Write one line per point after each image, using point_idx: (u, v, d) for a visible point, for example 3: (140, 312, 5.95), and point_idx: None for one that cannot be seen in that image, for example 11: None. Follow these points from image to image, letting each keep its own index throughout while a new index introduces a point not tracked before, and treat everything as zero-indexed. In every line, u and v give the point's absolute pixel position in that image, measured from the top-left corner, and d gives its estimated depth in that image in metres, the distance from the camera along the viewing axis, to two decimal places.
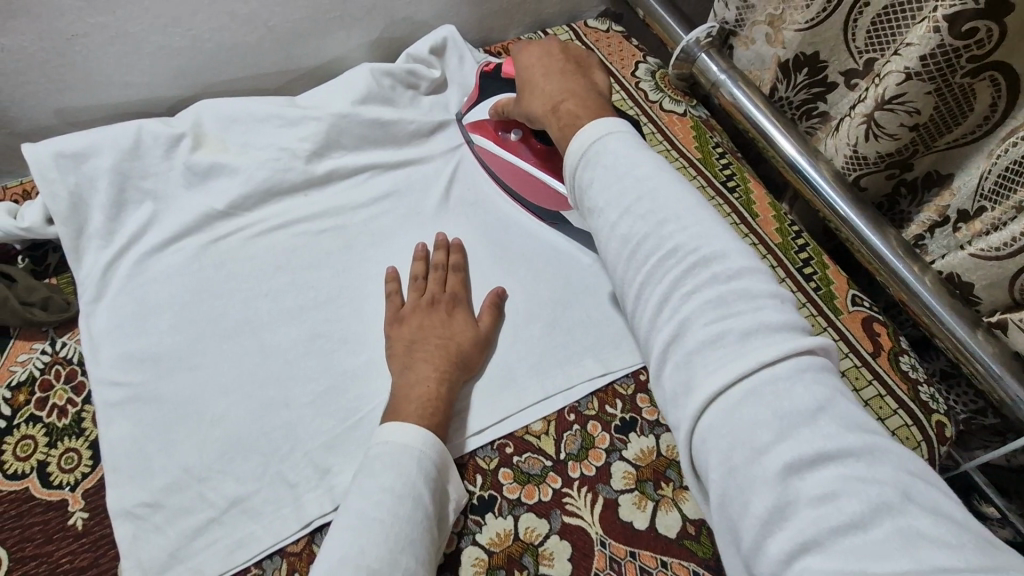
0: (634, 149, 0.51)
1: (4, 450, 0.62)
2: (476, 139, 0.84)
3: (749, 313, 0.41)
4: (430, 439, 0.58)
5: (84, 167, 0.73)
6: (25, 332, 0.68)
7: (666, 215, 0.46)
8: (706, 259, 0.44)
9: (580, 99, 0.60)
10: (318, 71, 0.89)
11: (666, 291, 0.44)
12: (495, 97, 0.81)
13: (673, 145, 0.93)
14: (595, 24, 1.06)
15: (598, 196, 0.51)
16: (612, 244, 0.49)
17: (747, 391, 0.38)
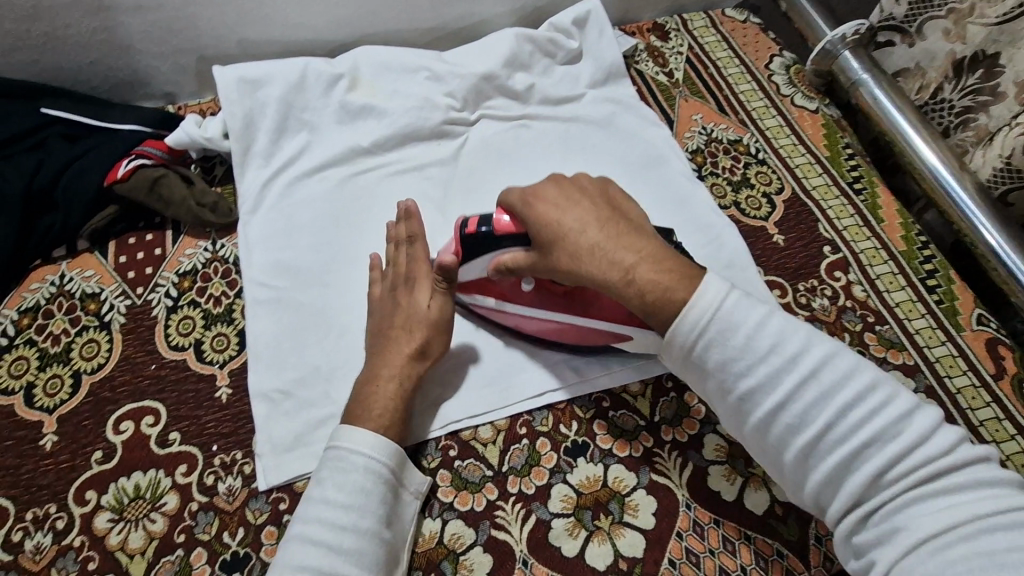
0: (754, 308, 0.52)
1: (169, 325, 0.71)
2: (472, 300, 0.71)
3: (913, 512, 0.45)
4: (378, 438, 0.57)
5: (258, 93, 0.82)
6: (193, 230, 0.78)
7: (827, 418, 0.48)
8: (864, 409, 0.48)
9: (646, 259, 0.57)
10: (463, 32, 0.95)
11: (832, 465, 0.48)
12: (487, 255, 0.64)
13: (801, 141, 0.91)
14: (732, 13, 1.06)
15: (720, 352, 0.52)
16: (760, 413, 0.51)
17: (922, 556, 0.43)
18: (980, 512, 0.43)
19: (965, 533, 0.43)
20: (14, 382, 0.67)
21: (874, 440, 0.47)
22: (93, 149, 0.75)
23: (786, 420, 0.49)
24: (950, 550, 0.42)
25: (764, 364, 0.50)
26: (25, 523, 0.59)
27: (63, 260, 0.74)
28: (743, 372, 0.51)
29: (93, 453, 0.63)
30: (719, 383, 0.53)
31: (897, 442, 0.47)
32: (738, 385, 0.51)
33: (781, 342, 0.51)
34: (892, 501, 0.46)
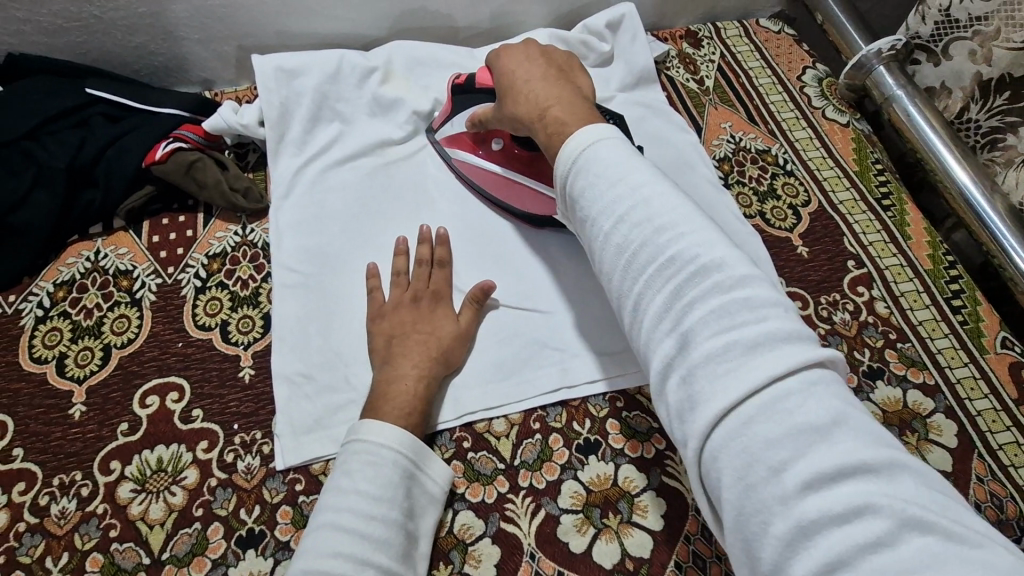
0: (621, 155, 0.51)
1: (197, 305, 0.73)
2: (454, 154, 0.82)
3: (732, 375, 0.41)
4: (406, 434, 0.58)
5: (294, 83, 0.83)
6: (224, 213, 0.79)
7: (667, 256, 0.46)
8: (694, 251, 0.45)
9: (557, 104, 0.60)
10: (496, 31, 0.96)
11: (671, 310, 0.45)
12: (470, 108, 0.80)
13: (830, 153, 0.91)
14: (766, 24, 1.06)
15: (583, 181, 0.52)
16: (613, 249, 0.49)
17: (732, 426, 0.40)
18: (795, 391, 0.39)
19: (796, 423, 0.38)
20: (47, 351, 0.69)
21: (722, 295, 0.43)
22: (134, 130, 0.77)
23: (627, 255, 0.48)
24: (761, 429, 0.39)
25: (616, 195, 0.49)
26: (51, 488, 0.61)
27: (98, 237, 0.76)
28: (596, 200, 0.50)
29: (119, 425, 0.65)
30: (585, 223, 0.52)
31: (744, 308, 0.43)
32: (588, 212, 0.51)
33: (638, 180, 0.49)
34: (722, 358, 0.41)
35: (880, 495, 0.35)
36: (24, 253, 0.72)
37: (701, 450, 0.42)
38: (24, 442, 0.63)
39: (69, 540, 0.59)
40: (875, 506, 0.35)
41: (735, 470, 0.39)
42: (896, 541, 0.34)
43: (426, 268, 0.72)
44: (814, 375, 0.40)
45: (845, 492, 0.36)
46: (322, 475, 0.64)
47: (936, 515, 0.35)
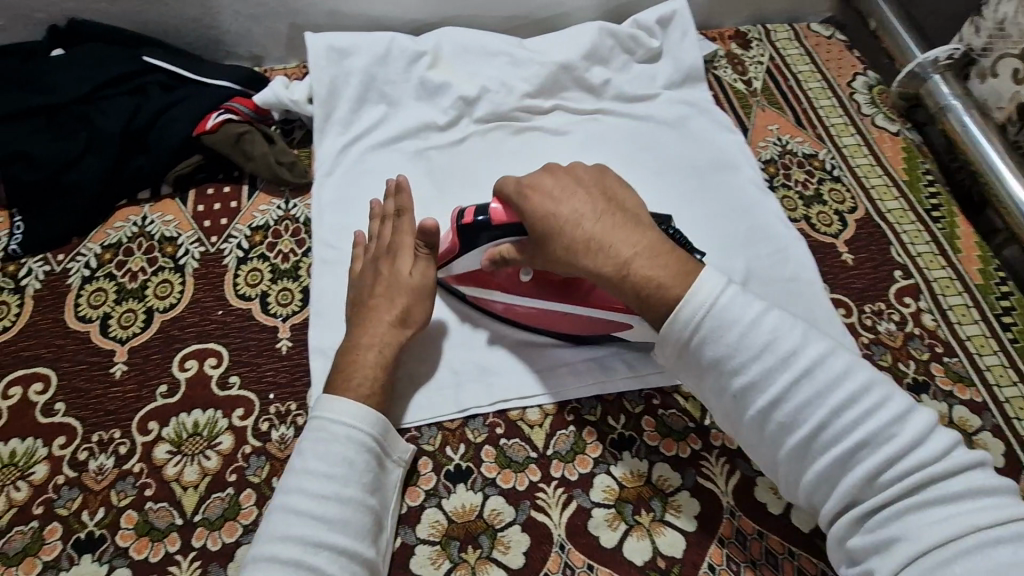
0: (752, 303, 0.51)
1: (238, 275, 0.74)
2: (466, 290, 0.69)
3: (902, 523, 0.44)
4: (357, 406, 0.56)
5: (344, 62, 0.84)
6: (268, 187, 0.80)
7: (823, 418, 0.47)
8: (852, 412, 0.47)
9: (643, 253, 0.55)
10: (545, 22, 0.96)
11: (829, 466, 0.47)
12: (483, 246, 0.63)
13: (879, 161, 0.89)
14: (817, 28, 1.04)
15: (713, 350, 0.51)
16: (755, 409, 0.50)
17: (920, 570, 0.42)
18: (1010, 540, 0.42)
19: (945, 537, 0.43)
20: (91, 311, 0.70)
21: (876, 443, 0.46)
22: (186, 99, 0.78)
23: (779, 418, 0.49)
24: (921, 560, 0.43)
25: (753, 360, 0.50)
26: (90, 444, 0.62)
27: (146, 203, 0.77)
28: (738, 371, 0.50)
29: (158, 387, 0.65)
30: (717, 382, 0.52)
31: (887, 441, 0.46)
32: (732, 384, 0.50)
33: (776, 336, 0.50)
34: (887, 506, 0.45)
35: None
36: (75, 214, 0.73)
37: None
38: (64, 397, 0.64)
39: (105, 496, 0.59)
40: None
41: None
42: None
43: (385, 237, 0.69)
44: (1005, 517, 0.43)
45: (976, 567, 0.41)
46: None
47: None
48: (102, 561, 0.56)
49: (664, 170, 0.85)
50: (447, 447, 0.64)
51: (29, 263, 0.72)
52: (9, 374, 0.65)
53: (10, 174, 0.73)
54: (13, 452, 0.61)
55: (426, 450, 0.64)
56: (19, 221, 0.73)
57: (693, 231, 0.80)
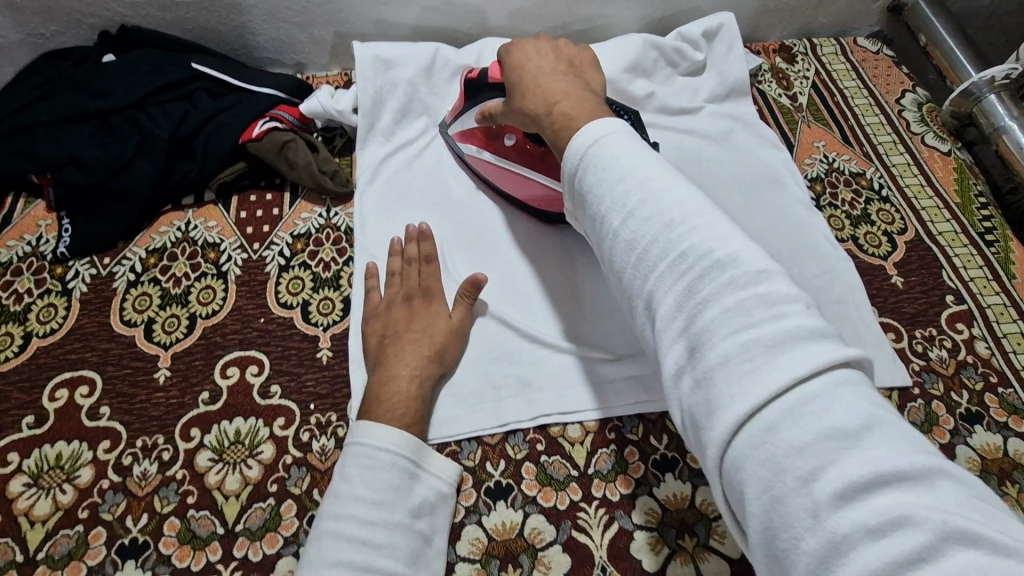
0: (636, 150, 0.49)
1: (280, 282, 0.74)
2: (466, 149, 0.81)
3: (748, 375, 0.37)
4: (402, 434, 0.57)
5: (389, 72, 0.84)
6: (310, 194, 0.80)
7: (676, 251, 0.42)
8: (713, 247, 0.41)
9: (566, 98, 0.58)
10: (588, 33, 0.95)
11: (681, 305, 0.41)
12: (478, 105, 0.76)
13: (929, 181, 0.87)
14: (864, 43, 1.02)
15: (592, 180, 0.49)
16: (619, 243, 0.46)
17: (753, 434, 0.36)
18: (825, 392, 0.35)
19: (822, 428, 0.34)
20: (136, 315, 0.70)
21: (724, 281, 0.40)
22: (233, 106, 0.79)
23: (642, 256, 0.44)
24: (784, 436, 0.35)
25: (628, 190, 0.46)
26: (135, 449, 0.62)
27: (190, 208, 0.78)
28: (612, 203, 0.47)
29: (201, 394, 0.66)
30: (601, 222, 0.48)
31: (763, 302, 0.39)
32: (608, 217, 0.47)
33: (652, 174, 0.47)
34: (741, 357, 0.37)
35: (929, 507, 0.31)
36: (122, 218, 0.74)
37: (720, 461, 0.37)
38: (109, 401, 0.65)
39: (149, 502, 0.60)
40: (914, 517, 0.30)
41: (760, 480, 0.35)
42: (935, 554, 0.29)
43: (423, 272, 0.71)
44: (830, 371, 0.36)
45: (880, 504, 0.31)
46: None
47: (979, 523, 0.30)
48: (145, 568, 0.57)
49: (707, 185, 0.83)
50: (487, 463, 0.64)
51: (76, 265, 0.73)
52: (55, 377, 0.66)
53: (62, 177, 0.74)
54: (58, 455, 0.61)
55: (466, 465, 0.63)
56: (68, 223, 0.74)
57: None
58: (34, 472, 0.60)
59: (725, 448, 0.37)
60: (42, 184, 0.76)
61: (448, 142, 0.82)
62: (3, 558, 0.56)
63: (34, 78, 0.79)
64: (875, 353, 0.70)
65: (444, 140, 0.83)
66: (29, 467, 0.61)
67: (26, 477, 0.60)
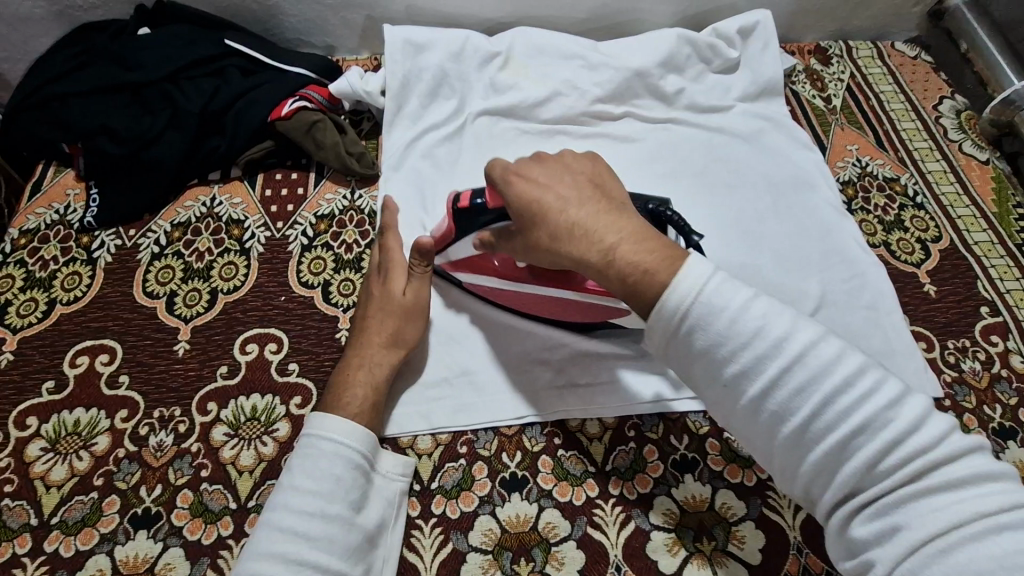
0: (737, 284, 0.45)
1: (302, 262, 0.73)
2: (465, 279, 0.69)
3: (916, 520, 0.39)
4: (347, 424, 0.55)
5: (419, 56, 0.84)
6: (335, 175, 0.80)
7: (824, 408, 0.42)
8: (854, 399, 0.41)
9: (629, 238, 0.49)
10: (620, 26, 0.94)
11: (848, 469, 0.41)
12: (474, 237, 0.62)
13: (965, 190, 0.84)
14: (902, 48, 1.00)
15: (705, 341, 0.45)
16: (752, 401, 0.44)
17: (928, 558, 0.38)
18: (1007, 524, 0.37)
19: (986, 556, 0.36)
20: (159, 287, 0.70)
21: (884, 436, 0.40)
22: (262, 84, 0.79)
23: (777, 411, 0.43)
24: (954, 560, 0.37)
25: (749, 353, 0.43)
26: (151, 420, 0.62)
27: (216, 184, 0.78)
28: (731, 364, 0.44)
29: (219, 368, 0.65)
30: (715, 378, 0.45)
31: (913, 450, 0.40)
32: (729, 376, 0.44)
33: (767, 323, 0.44)
34: (898, 506, 0.40)
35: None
36: (150, 191, 0.75)
37: None
38: (129, 370, 0.65)
39: (163, 473, 0.59)
40: None
41: None
42: None
43: (379, 252, 0.69)
44: (1005, 502, 0.38)
45: None
46: (410, 450, 0.63)
47: None
48: (157, 538, 0.56)
49: (736, 185, 0.82)
50: (503, 453, 0.63)
51: (102, 235, 0.73)
52: (76, 344, 0.66)
53: (93, 148, 0.74)
54: (76, 421, 0.61)
55: (481, 455, 0.63)
56: (97, 194, 0.75)
57: (767, 250, 0.76)
58: (52, 437, 0.60)
59: (891, 574, 0.39)
60: (72, 154, 0.77)
61: (440, 275, 0.71)
62: (18, 520, 0.56)
63: (70, 49, 0.80)
64: (904, 363, 0.68)
65: (435, 273, 0.72)
66: (48, 432, 0.61)
67: (44, 441, 0.60)
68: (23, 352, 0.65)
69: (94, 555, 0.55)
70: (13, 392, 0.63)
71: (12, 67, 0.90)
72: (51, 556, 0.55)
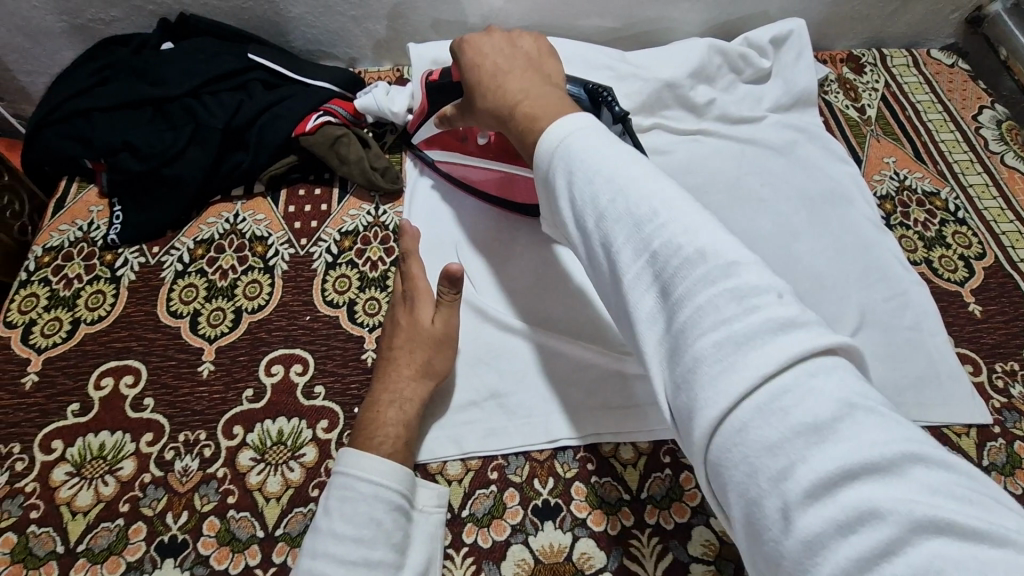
0: (606, 143, 0.47)
1: (326, 280, 0.72)
2: (435, 158, 0.79)
3: (722, 374, 0.35)
4: (384, 462, 0.54)
5: (445, 70, 0.82)
6: (359, 191, 0.79)
7: (646, 245, 0.41)
8: (690, 238, 0.40)
9: (532, 97, 0.54)
10: (647, 35, 0.92)
11: (649, 301, 0.40)
12: (438, 110, 0.72)
13: (1009, 205, 0.81)
14: (938, 56, 0.97)
15: (563, 181, 0.47)
16: (596, 242, 0.44)
17: (744, 421, 0.34)
18: (813, 384, 0.34)
19: (793, 423, 0.33)
20: (182, 306, 0.69)
21: (706, 283, 0.38)
22: (287, 98, 0.77)
23: (612, 252, 0.43)
24: (758, 430, 0.34)
25: (595, 187, 0.45)
26: (176, 444, 0.61)
27: (239, 200, 0.77)
28: (581, 206, 0.45)
29: (245, 390, 0.64)
30: (570, 222, 0.47)
31: (733, 295, 0.37)
32: (583, 223, 0.45)
33: (625, 171, 0.44)
34: (715, 354, 0.36)
35: (902, 499, 0.30)
36: (173, 207, 0.74)
37: (708, 452, 0.36)
38: (153, 393, 0.64)
39: (189, 499, 0.58)
40: (882, 512, 0.30)
41: (743, 470, 0.34)
42: (901, 547, 0.29)
43: (402, 279, 0.68)
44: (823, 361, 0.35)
45: (849, 499, 0.31)
46: (440, 475, 0.61)
47: (941, 507, 0.30)
48: (184, 567, 0.55)
49: (771, 198, 0.79)
50: (535, 480, 0.61)
51: (126, 253, 0.72)
52: (101, 365, 0.65)
53: (116, 163, 0.74)
54: (101, 445, 0.60)
55: (513, 481, 0.61)
56: (120, 210, 0.74)
57: (805, 267, 0.74)
58: (77, 461, 0.59)
59: (707, 445, 0.36)
60: (95, 170, 0.76)
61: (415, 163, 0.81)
62: (44, 547, 0.55)
63: (93, 64, 0.79)
64: (951, 388, 0.66)
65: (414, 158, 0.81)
66: (73, 456, 0.60)
67: (69, 466, 0.59)
68: (47, 374, 0.64)
69: None
70: (37, 415, 0.62)
71: (34, 80, 0.89)
72: None
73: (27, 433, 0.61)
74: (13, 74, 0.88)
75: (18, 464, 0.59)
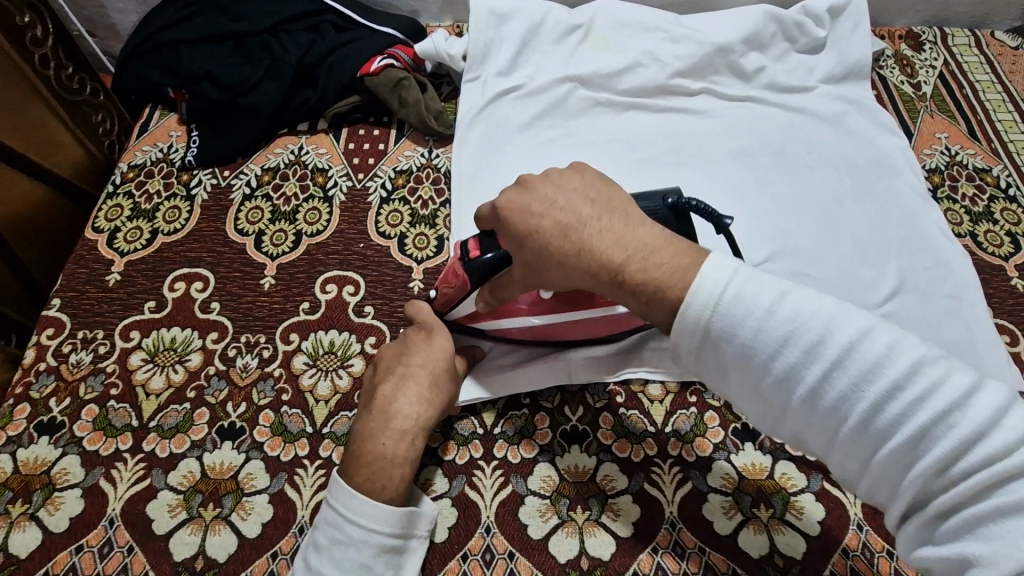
0: (767, 287, 0.41)
1: (380, 213, 0.76)
2: (489, 327, 0.66)
3: (1015, 543, 0.33)
4: (381, 508, 0.51)
5: (503, 25, 0.85)
6: (413, 134, 0.82)
7: (879, 412, 0.37)
8: (912, 396, 0.37)
9: (638, 252, 0.45)
10: (703, 2, 0.93)
11: (917, 475, 0.37)
12: (476, 290, 0.58)
13: None
14: (1002, 37, 0.95)
15: (735, 353, 0.41)
16: (805, 402, 0.39)
17: None
18: None
19: None
20: (249, 225, 0.75)
21: (968, 448, 0.35)
22: (354, 41, 0.82)
23: (847, 426, 0.38)
24: None
25: (792, 357, 0.39)
26: (239, 343, 0.66)
27: (303, 134, 0.82)
28: (778, 372, 0.40)
29: (301, 303, 0.69)
30: (756, 384, 0.41)
31: (1007, 450, 0.34)
32: (798, 395, 0.39)
33: (815, 326, 0.39)
34: (999, 525, 0.34)
35: None
36: (245, 135, 0.79)
37: None
38: (220, 298, 0.69)
39: (248, 392, 0.64)
40: None
41: None
42: None
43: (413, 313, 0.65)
44: None
45: None
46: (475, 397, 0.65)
47: None
48: (240, 450, 0.60)
49: (815, 165, 0.80)
50: (564, 407, 0.65)
51: (200, 174, 0.78)
52: (175, 270, 0.71)
53: (197, 92, 0.80)
54: (173, 338, 0.66)
55: (544, 406, 0.65)
56: (197, 135, 0.80)
57: (844, 235, 0.75)
58: (151, 350, 0.66)
59: None
60: (176, 99, 0.82)
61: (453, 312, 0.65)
62: (121, 420, 0.62)
63: (181, 1, 0.86)
64: (986, 354, 0.67)
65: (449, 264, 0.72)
66: (148, 345, 0.66)
67: (144, 353, 0.65)
68: (128, 274, 0.71)
69: (185, 458, 0.60)
70: (119, 307, 0.68)
71: (124, 18, 0.96)
72: (148, 455, 0.60)
73: (109, 322, 0.67)
74: (106, 11, 0.95)
75: (100, 348, 0.65)
